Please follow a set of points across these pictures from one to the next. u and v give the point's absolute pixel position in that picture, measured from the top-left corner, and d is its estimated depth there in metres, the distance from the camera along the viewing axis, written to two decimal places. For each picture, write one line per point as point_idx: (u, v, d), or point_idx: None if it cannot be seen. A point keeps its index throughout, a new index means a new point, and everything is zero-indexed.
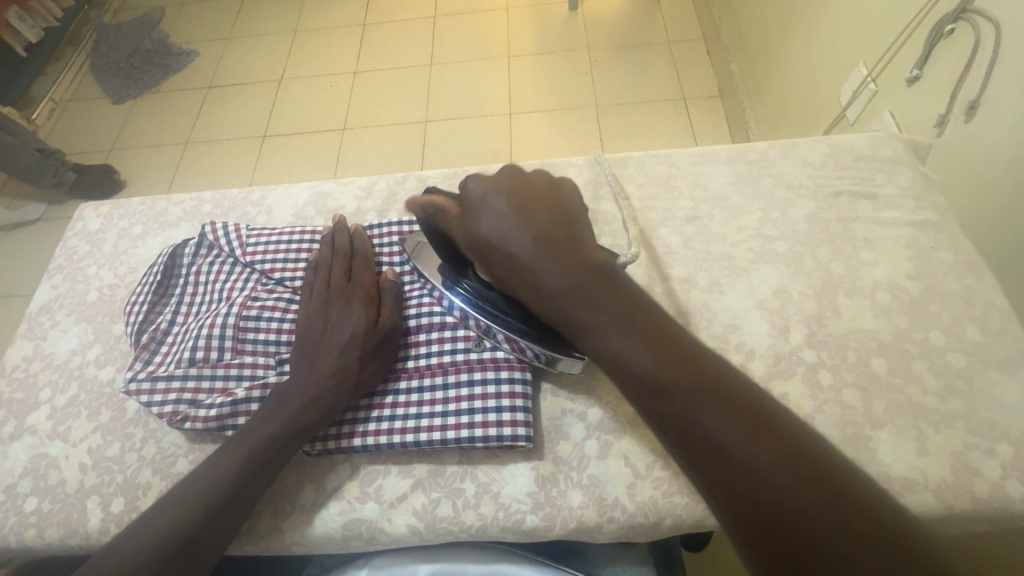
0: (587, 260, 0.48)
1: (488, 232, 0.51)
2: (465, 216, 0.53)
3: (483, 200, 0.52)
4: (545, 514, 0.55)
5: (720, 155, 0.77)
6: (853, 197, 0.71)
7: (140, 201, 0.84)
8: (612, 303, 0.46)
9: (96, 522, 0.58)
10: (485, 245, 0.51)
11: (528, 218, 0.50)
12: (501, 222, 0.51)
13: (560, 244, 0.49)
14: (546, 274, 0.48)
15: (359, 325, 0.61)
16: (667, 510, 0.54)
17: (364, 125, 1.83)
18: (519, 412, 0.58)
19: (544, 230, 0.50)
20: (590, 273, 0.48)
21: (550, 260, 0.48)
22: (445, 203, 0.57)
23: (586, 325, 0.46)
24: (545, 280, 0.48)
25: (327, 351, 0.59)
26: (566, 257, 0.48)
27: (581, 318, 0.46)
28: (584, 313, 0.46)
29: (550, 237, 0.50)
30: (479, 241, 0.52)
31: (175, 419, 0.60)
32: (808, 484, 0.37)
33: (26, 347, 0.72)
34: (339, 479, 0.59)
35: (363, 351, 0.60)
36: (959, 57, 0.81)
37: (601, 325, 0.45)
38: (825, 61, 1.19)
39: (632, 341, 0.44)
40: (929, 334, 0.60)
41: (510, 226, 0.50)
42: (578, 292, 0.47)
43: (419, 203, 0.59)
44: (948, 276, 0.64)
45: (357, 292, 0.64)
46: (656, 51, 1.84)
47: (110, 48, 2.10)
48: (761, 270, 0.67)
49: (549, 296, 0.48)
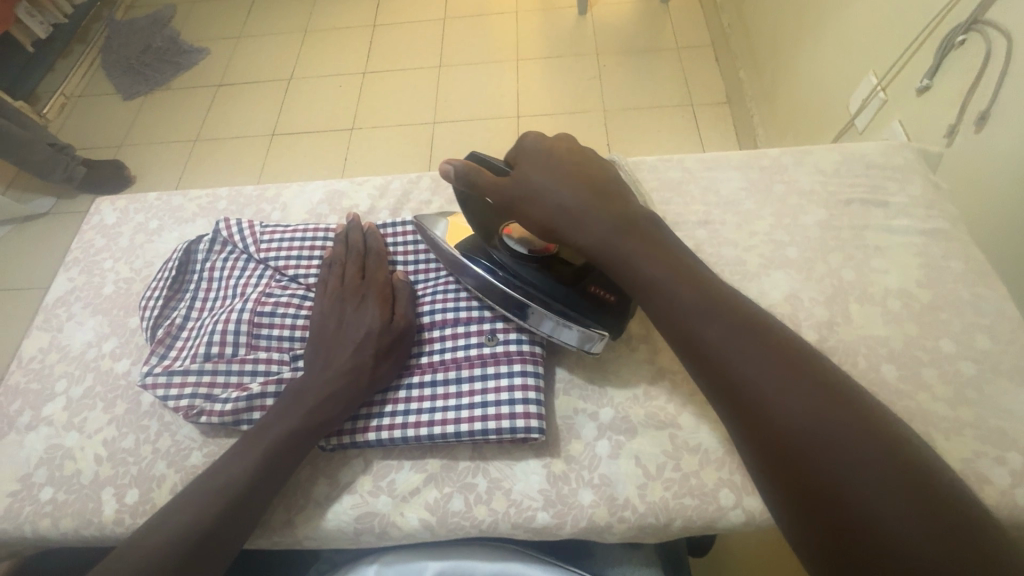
0: (632, 209, 0.54)
1: (543, 181, 0.55)
2: (520, 166, 0.57)
3: (541, 153, 0.57)
4: (556, 512, 0.55)
5: (732, 161, 0.78)
6: (864, 205, 0.71)
7: (156, 197, 0.85)
8: (654, 250, 0.51)
9: (111, 513, 0.59)
10: (537, 190, 0.55)
11: (580, 173, 0.55)
12: (557, 174, 0.55)
13: (607, 194, 0.54)
14: (597, 217, 0.52)
15: (376, 324, 0.61)
16: (677, 511, 0.54)
17: (372, 125, 1.84)
18: (531, 403, 0.58)
19: (593, 182, 0.55)
20: (635, 218, 0.53)
21: (602, 206, 0.53)
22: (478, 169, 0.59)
23: (631, 259, 0.51)
24: (596, 222, 0.52)
25: (344, 348, 0.60)
26: (613, 203, 0.54)
27: (627, 254, 0.51)
28: (636, 250, 0.51)
29: (598, 188, 0.55)
30: (531, 188, 0.55)
31: (191, 413, 0.61)
32: (848, 476, 0.37)
33: (42, 338, 0.73)
34: (352, 474, 0.59)
35: (381, 349, 0.60)
36: (970, 67, 0.81)
37: (648, 262, 0.50)
38: (834, 69, 1.20)
39: (676, 279, 0.49)
40: (939, 342, 0.61)
41: (565, 178, 0.55)
42: (628, 233, 0.52)
43: (456, 166, 0.59)
44: (958, 285, 0.64)
45: (373, 290, 0.64)
46: (665, 57, 1.85)
47: (121, 44, 2.12)
48: (772, 275, 0.67)
49: (600, 237, 0.52)
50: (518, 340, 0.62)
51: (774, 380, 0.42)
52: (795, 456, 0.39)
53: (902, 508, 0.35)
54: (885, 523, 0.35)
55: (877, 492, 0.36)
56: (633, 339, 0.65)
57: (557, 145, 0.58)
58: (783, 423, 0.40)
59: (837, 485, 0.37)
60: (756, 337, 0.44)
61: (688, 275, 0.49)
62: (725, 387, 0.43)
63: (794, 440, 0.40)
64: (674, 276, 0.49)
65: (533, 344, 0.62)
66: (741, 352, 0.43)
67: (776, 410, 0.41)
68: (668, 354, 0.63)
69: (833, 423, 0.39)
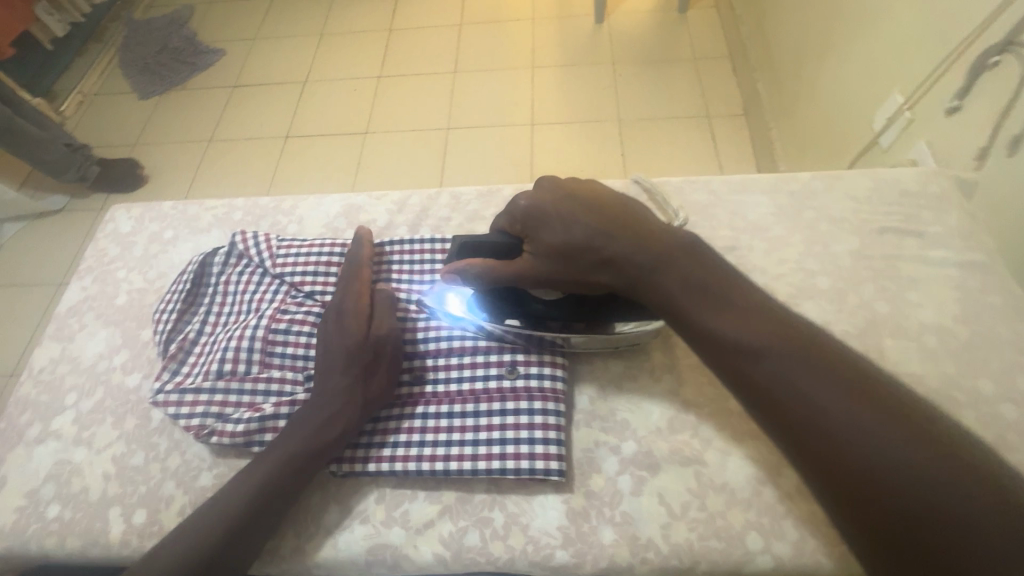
0: (662, 240, 0.53)
1: (574, 241, 0.54)
2: (532, 233, 0.56)
3: (547, 213, 0.55)
4: (575, 550, 0.53)
5: (761, 185, 0.76)
6: (898, 234, 0.69)
7: (172, 205, 0.84)
8: (704, 288, 0.50)
9: (118, 534, 0.58)
10: (564, 254, 0.54)
11: (598, 218, 0.55)
12: (584, 228, 0.54)
13: (635, 231, 0.54)
14: (645, 263, 0.52)
15: (357, 344, 0.59)
16: (702, 554, 0.52)
17: (386, 130, 1.83)
18: (552, 443, 0.56)
19: (615, 223, 0.54)
20: (672, 249, 0.53)
21: (640, 248, 0.53)
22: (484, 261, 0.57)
23: (690, 312, 0.50)
24: (647, 269, 0.52)
25: (332, 371, 0.58)
26: (642, 241, 0.53)
27: (684, 303, 0.51)
28: (682, 288, 0.51)
29: (618, 230, 0.54)
30: (565, 251, 0.54)
31: (202, 433, 0.60)
32: (922, 497, 0.38)
33: (54, 348, 0.72)
34: (365, 502, 0.58)
35: (368, 368, 0.59)
36: (1004, 88, 0.78)
37: (698, 300, 0.50)
38: (857, 86, 1.17)
39: (723, 318, 0.48)
40: (978, 382, 0.58)
41: (590, 230, 0.54)
42: (669, 270, 0.52)
43: (457, 267, 0.57)
44: (997, 321, 0.61)
45: (355, 310, 0.62)
46: (681, 68, 1.83)
47: (138, 43, 2.12)
48: (801, 305, 0.65)
49: (651, 284, 0.52)
50: (540, 374, 0.60)
51: (836, 409, 0.42)
52: (868, 481, 0.40)
53: (981, 523, 0.36)
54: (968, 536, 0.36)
55: (955, 507, 0.37)
56: (658, 368, 0.63)
57: (552, 198, 0.56)
58: (850, 451, 0.41)
59: (908, 505, 0.38)
60: (810, 360, 0.44)
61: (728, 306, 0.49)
62: (792, 421, 0.44)
63: (864, 466, 0.40)
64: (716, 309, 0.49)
65: (554, 379, 0.60)
66: (797, 377, 0.44)
67: (845, 438, 0.41)
68: (693, 386, 0.61)
69: (900, 446, 0.40)
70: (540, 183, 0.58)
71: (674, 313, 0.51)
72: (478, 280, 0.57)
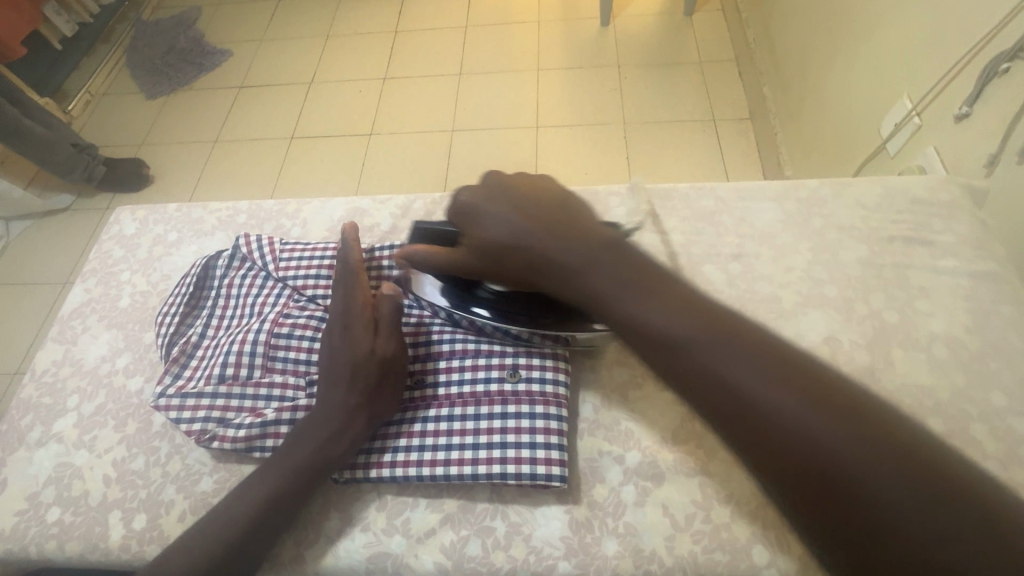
0: (591, 239, 0.49)
1: (499, 237, 0.51)
2: (467, 229, 0.54)
3: (481, 210, 0.53)
4: (578, 562, 0.53)
5: (768, 192, 0.75)
6: (907, 242, 0.68)
7: (176, 207, 0.84)
8: (640, 284, 0.46)
9: (118, 539, 0.57)
10: (493, 252, 0.52)
11: (530, 212, 0.52)
12: (511, 223, 0.51)
13: (563, 228, 0.50)
14: (569, 260, 0.49)
15: (359, 353, 0.58)
16: (707, 567, 0.51)
17: (391, 131, 1.83)
18: (553, 448, 0.56)
19: (547, 218, 0.51)
20: (597, 249, 0.48)
21: (564, 244, 0.49)
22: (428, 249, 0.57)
23: (610, 309, 0.47)
24: (572, 266, 0.48)
25: (333, 382, 0.57)
26: (568, 241, 0.49)
27: (604, 301, 0.47)
28: (609, 286, 0.47)
29: (545, 227, 0.50)
30: (491, 247, 0.52)
31: (204, 438, 0.60)
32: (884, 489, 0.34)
33: (56, 351, 0.72)
34: (366, 509, 0.57)
35: (378, 382, 0.58)
36: (1014, 95, 0.77)
37: (624, 295, 0.46)
38: (865, 91, 1.16)
39: (655, 310, 0.45)
40: (989, 395, 0.57)
41: (517, 225, 0.51)
42: (594, 269, 0.48)
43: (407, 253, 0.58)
44: (1009, 332, 0.60)
45: (352, 315, 0.60)
46: (687, 71, 1.82)
47: (145, 44, 2.13)
48: (809, 314, 0.65)
49: (571, 281, 0.48)
50: (542, 378, 0.60)
51: (795, 406, 0.38)
52: (825, 474, 0.36)
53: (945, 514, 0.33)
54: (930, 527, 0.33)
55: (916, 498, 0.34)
56: None
57: (490, 192, 0.54)
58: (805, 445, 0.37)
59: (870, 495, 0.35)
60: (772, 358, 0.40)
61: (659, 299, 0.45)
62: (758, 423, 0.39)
63: (829, 467, 0.36)
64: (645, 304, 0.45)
65: (556, 384, 0.60)
66: (737, 364, 0.40)
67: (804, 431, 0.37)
68: None
69: (856, 438, 0.36)
70: (483, 177, 0.55)
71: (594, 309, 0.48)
72: (424, 264, 0.57)
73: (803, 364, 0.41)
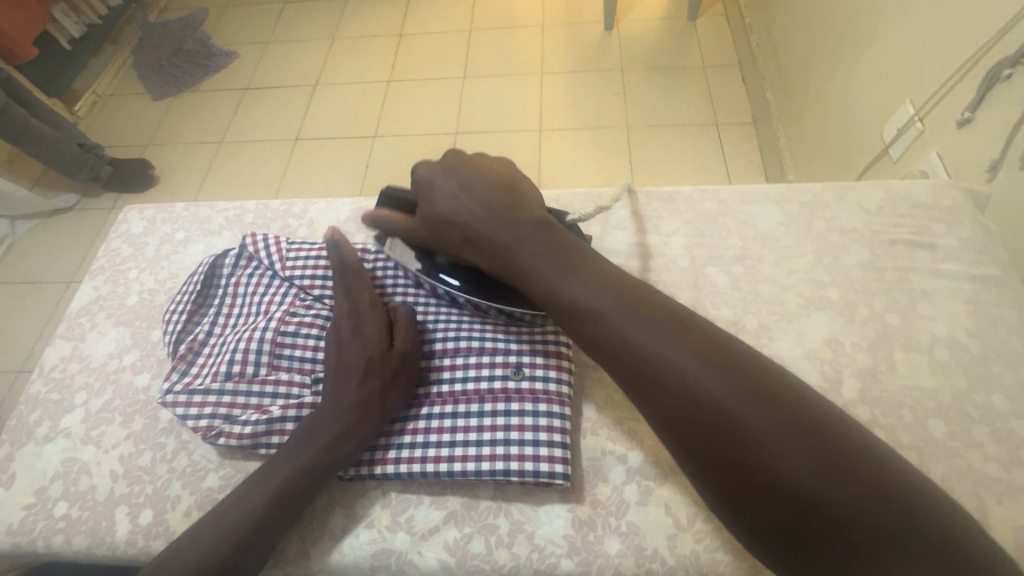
0: (525, 221, 0.55)
1: (442, 212, 0.57)
2: (420, 203, 0.60)
3: (434, 185, 0.59)
4: (581, 560, 0.53)
5: (771, 195, 0.75)
6: (909, 246, 0.69)
7: (183, 207, 0.84)
8: (564, 266, 0.52)
9: (124, 534, 0.58)
10: (437, 226, 0.58)
11: (474, 193, 0.57)
12: (454, 200, 0.57)
13: (503, 208, 0.56)
14: (500, 238, 0.55)
15: (375, 352, 0.60)
16: (709, 566, 0.52)
17: (395, 133, 1.84)
18: (556, 446, 0.56)
19: (488, 199, 0.56)
20: (528, 230, 0.55)
21: (497, 224, 0.55)
22: (392, 216, 0.64)
23: (531, 281, 0.53)
24: (501, 243, 0.54)
25: (349, 378, 0.58)
26: (502, 220, 0.55)
27: (528, 274, 0.53)
28: (532, 263, 0.53)
29: (484, 205, 0.56)
30: (434, 220, 0.59)
31: (210, 434, 0.60)
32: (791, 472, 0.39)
33: (64, 347, 0.72)
34: (371, 506, 0.58)
35: (387, 381, 0.59)
36: (1016, 101, 0.78)
37: (544, 271, 0.52)
38: (867, 96, 1.17)
39: (574, 287, 0.51)
40: (991, 398, 0.57)
41: (459, 203, 0.57)
42: (521, 247, 0.54)
43: (374, 216, 0.66)
44: (1010, 336, 0.61)
45: (367, 315, 0.62)
46: (690, 75, 1.83)
47: (153, 46, 2.15)
48: (811, 317, 0.65)
49: (500, 256, 0.55)
50: (545, 377, 0.60)
51: (740, 413, 0.42)
52: (743, 454, 0.41)
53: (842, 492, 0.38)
54: (829, 502, 0.38)
55: (824, 480, 0.38)
56: None
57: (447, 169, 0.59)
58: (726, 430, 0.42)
59: (779, 478, 0.39)
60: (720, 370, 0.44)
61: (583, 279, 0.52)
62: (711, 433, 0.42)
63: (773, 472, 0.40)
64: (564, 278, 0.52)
65: (560, 383, 0.60)
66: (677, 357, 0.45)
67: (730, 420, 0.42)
68: None
69: (794, 441, 0.40)
70: (444, 156, 0.61)
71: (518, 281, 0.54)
72: (383, 228, 0.65)
73: (747, 369, 0.44)
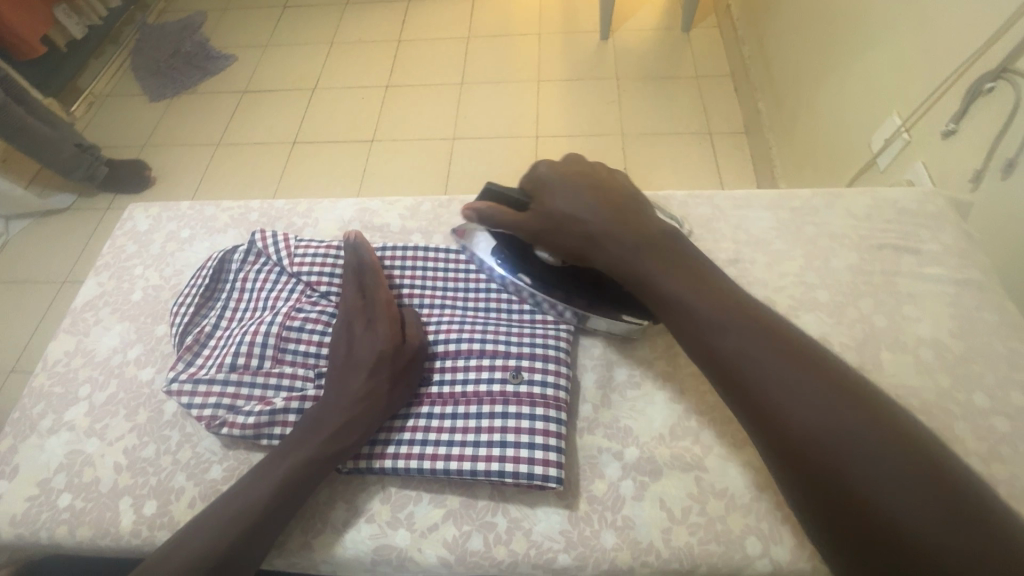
0: (648, 226, 0.55)
1: (566, 209, 0.57)
2: (537, 199, 0.59)
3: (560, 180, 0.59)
4: (577, 553, 0.54)
5: (763, 200, 0.78)
6: (895, 250, 0.71)
7: (189, 206, 0.86)
8: (688, 272, 0.52)
9: (128, 524, 0.59)
10: (558, 224, 0.57)
11: (601, 195, 0.57)
12: (583, 199, 0.57)
13: (626, 214, 0.56)
14: (626, 239, 0.54)
15: (384, 347, 0.61)
16: (702, 557, 0.53)
17: (392, 138, 1.86)
18: (551, 450, 0.58)
19: (617, 204, 0.57)
20: (654, 235, 0.54)
21: (624, 227, 0.55)
22: (502, 210, 0.60)
23: (652, 277, 0.52)
24: (626, 245, 0.54)
25: (356, 374, 0.60)
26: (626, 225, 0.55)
27: (650, 273, 0.52)
28: (657, 265, 0.52)
29: (611, 207, 0.56)
30: (555, 216, 0.57)
31: (213, 424, 0.62)
32: (864, 461, 0.39)
33: (68, 341, 0.73)
34: (371, 501, 0.59)
35: (392, 375, 0.60)
36: (998, 113, 0.81)
37: (671, 273, 0.52)
38: (856, 107, 1.20)
39: (695, 290, 0.50)
40: (972, 395, 0.60)
41: (586, 204, 0.56)
42: (649, 250, 0.53)
43: (477, 208, 0.61)
44: (991, 337, 0.63)
45: (381, 312, 0.64)
46: (684, 85, 1.87)
47: (150, 48, 2.16)
48: (801, 318, 0.67)
49: (624, 257, 0.54)
50: (543, 381, 0.62)
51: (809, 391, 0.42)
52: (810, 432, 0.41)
53: (927, 496, 0.37)
54: (891, 495, 0.38)
55: (887, 475, 0.38)
56: (660, 376, 0.65)
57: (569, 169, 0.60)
58: (808, 417, 0.41)
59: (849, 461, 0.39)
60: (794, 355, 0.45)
61: (700, 288, 0.50)
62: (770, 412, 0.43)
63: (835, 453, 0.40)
64: (688, 289, 0.50)
65: (557, 388, 0.61)
66: (767, 355, 0.45)
67: (808, 410, 0.42)
68: (695, 395, 0.63)
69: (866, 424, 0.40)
70: (563, 158, 0.61)
71: (636, 278, 0.53)
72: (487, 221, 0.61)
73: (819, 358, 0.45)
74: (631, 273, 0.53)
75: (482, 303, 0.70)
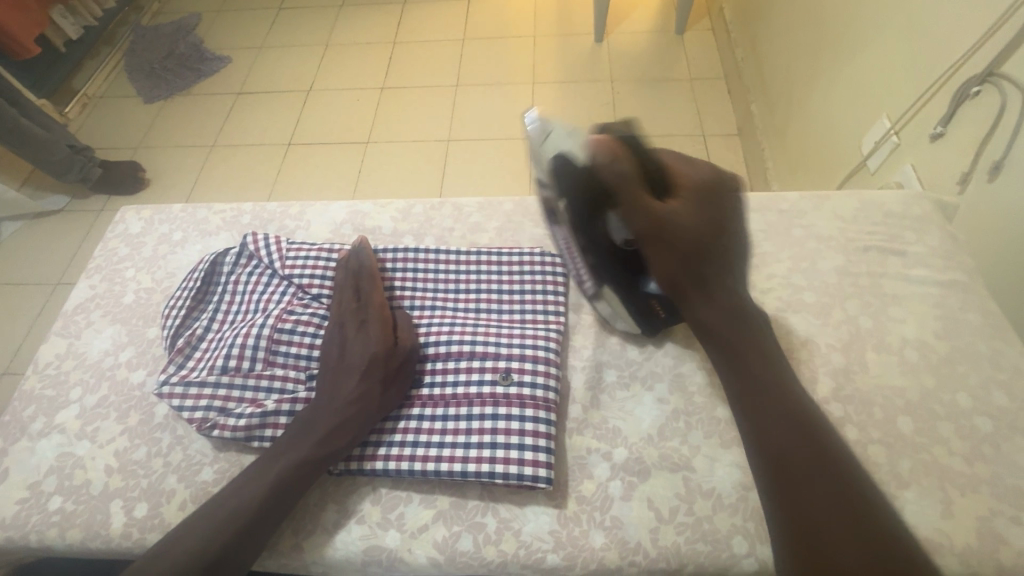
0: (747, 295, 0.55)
1: (700, 242, 0.53)
2: (677, 205, 0.54)
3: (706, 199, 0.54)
4: (566, 554, 0.55)
5: (751, 203, 0.79)
6: (881, 252, 0.72)
7: (181, 208, 0.86)
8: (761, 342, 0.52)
9: (119, 526, 0.59)
10: (686, 233, 0.53)
11: (732, 250, 0.54)
12: (718, 244, 0.54)
13: (739, 280, 0.55)
14: (734, 305, 0.53)
15: (377, 350, 0.62)
16: (689, 557, 0.54)
17: (387, 140, 1.87)
18: (541, 451, 0.58)
19: (738, 266, 0.55)
20: (757, 314, 0.54)
21: (734, 292, 0.54)
22: (635, 171, 0.55)
23: (744, 338, 0.52)
24: (733, 309, 0.53)
25: (350, 376, 0.61)
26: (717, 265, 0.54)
27: (743, 337, 0.52)
28: (753, 333, 0.52)
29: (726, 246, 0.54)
30: (685, 238, 0.53)
31: (204, 426, 0.62)
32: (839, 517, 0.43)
33: (60, 344, 0.73)
34: (361, 502, 0.59)
35: (385, 378, 0.61)
36: (985, 117, 0.82)
37: (758, 342, 0.52)
38: (847, 110, 1.21)
39: (759, 348, 0.51)
40: (956, 396, 0.61)
41: (719, 252, 0.54)
42: (751, 326, 0.53)
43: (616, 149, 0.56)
44: (975, 338, 0.64)
45: (374, 315, 0.65)
46: (677, 87, 1.88)
47: (144, 49, 2.16)
48: (788, 319, 0.68)
49: (730, 317, 0.52)
50: (533, 383, 0.62)
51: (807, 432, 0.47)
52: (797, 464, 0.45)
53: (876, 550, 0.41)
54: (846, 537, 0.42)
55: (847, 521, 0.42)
56: (649, 376, 0.65)
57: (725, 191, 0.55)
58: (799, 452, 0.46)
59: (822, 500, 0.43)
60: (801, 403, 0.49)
61: (763, 348, 0.52)
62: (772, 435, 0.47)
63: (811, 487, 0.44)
64: (754, 346, 0.51)
65: (547, 389, 0.62)
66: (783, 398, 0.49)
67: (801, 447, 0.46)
68: (683, 395, 0.64)
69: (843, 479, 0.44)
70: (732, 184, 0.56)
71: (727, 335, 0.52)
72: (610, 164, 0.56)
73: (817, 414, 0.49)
74: (722, 331, 0.52)
75: (472, 305, 0.71)
